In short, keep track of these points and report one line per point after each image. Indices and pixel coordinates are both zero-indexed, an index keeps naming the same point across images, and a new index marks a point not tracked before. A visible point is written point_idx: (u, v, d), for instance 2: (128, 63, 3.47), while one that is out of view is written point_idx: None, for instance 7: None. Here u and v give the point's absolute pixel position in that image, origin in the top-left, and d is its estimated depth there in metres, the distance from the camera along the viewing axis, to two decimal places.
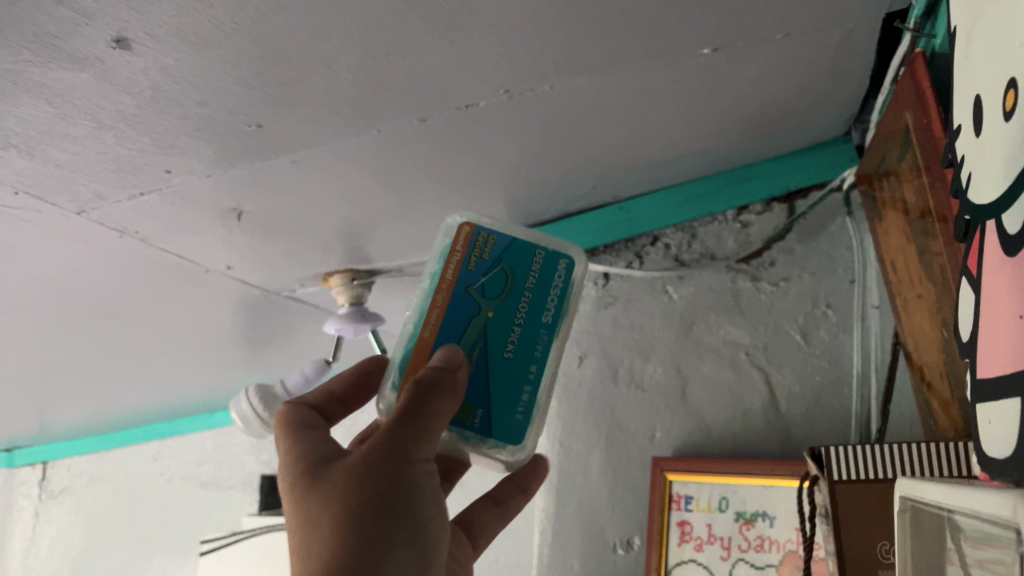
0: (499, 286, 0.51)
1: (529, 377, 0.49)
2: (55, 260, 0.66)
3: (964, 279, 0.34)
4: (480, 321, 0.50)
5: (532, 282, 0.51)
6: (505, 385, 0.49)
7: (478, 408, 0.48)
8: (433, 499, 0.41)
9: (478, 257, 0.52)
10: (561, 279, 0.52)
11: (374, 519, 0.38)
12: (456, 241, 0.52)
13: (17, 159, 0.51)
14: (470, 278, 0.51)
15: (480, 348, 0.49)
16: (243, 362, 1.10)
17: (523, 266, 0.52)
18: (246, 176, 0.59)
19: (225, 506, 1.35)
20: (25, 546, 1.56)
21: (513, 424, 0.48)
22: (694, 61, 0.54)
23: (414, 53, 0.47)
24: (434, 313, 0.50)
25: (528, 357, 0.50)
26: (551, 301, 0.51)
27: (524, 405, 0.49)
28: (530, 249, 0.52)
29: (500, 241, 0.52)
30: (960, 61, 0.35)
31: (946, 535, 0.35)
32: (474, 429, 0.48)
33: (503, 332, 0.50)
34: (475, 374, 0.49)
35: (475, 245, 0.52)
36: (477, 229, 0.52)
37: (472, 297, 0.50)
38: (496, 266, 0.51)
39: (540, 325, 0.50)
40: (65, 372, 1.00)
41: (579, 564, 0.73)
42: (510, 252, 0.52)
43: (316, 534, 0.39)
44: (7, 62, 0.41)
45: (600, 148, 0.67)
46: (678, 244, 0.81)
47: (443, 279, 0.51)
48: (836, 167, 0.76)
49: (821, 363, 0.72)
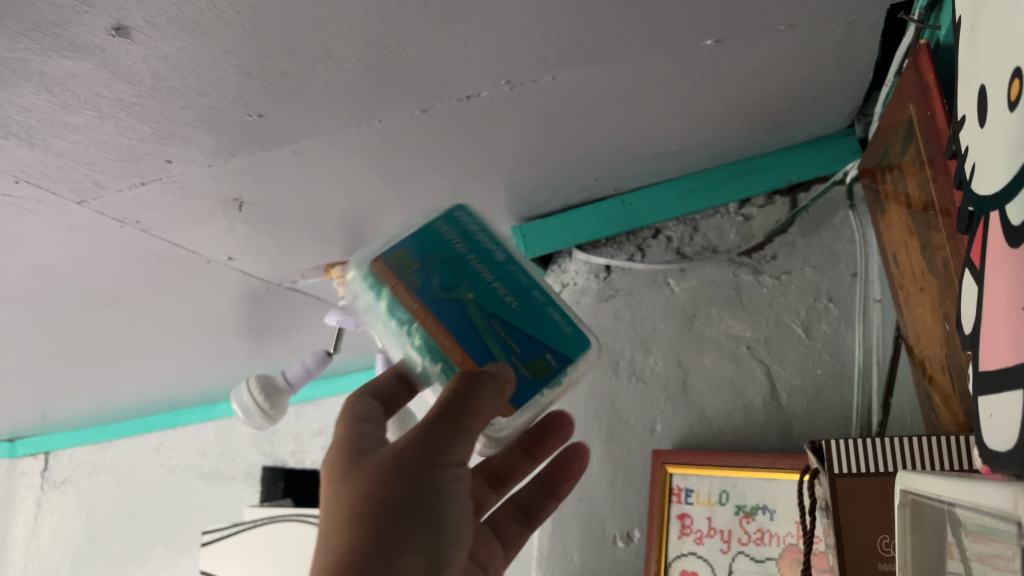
0: (452, 273, 0.48)
1: (540, 300, 0.48)
2: (55, 249, 0.66)
3: (968, 271, 0.34)
4: (472, 305, 0.47)
5: (464, 247, 0.49)
6: (540, 322, 0.47)
7: (545, 354, 0.46)
8: (455, 508, 0.41)
9: (413, 273, 0.48)
10: (474, 226, 0.51)
11: (394, 515, 0.39)
12: (382, 279, 0.49)
13: (17, 148, 0.50)
14: (428, 289, 0.47)
15: (495, 320, 0.47)
16: (245, 353, 1.10)
17: (446, 245, 0.49)
18: (247, 166, 0.59)
19: (226, 497, 1.35)
20: (26, 536, 1.56)
21: (573, 336, 0.47)
22: (697, 53, 0.54)
23: (415, 43, 0.47)
24: (437, 333, 0.46)
25: (525, 292, 0.48)
26: (491, 247, 0.50)
27: (562, 319, 0.48)
28: (433, 230, 0.50)
29: (410, 248, 0.49)
30: (965, 50, 0.34)
31: (947, 529, 0.34)
32: (558, 369, 0.46)
33: (492, 294, 0.47)
34: (517, 337, 0.46)
35: (399, 268, 0.49)
36: (386, 258, 0.49)
37: (445, 298, 0.47)
38: (431, 265, 0.48)
39: (502, 262, 0.49)
40: (67, 362, 1.01)
41: (579, 556, 0.73)
42: (427, 245, 0.49)
43: (335, 523, 0.39)
44: (6, 50, 0.41)
45: (601, 140, 0.66)
46: (680, 237, 0.81)
47: (411, 310, 0.47)
48: (839, 160, 0.76)
49: (823, 356, 0.72)
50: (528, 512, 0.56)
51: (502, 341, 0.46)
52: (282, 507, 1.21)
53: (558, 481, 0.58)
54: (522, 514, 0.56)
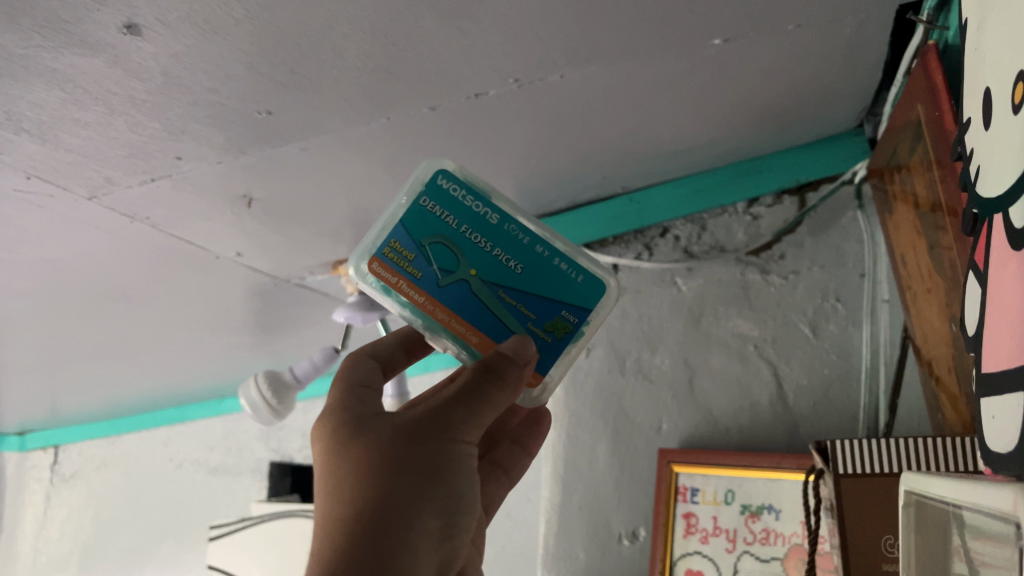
0: (448, 252, 0.45)
1: (544, 253, 0.45)
2: (65, 244, 0.66)
3: (972, 273, 0.34)
4: (477, 284, 0.45)
5: (454, 219, 0.46)
6: (550, 278, 0.45)
7: (561, 310, 0.45)
8: (471, 480, 0.40)
9: (411, 264, 0.45)
10: (455, 189, 0.46)
11: (412, 482, 0.37)
12: (384, 279, 0.45)
13: (29, 144, 0.51)
14: (430, 280, 0.45)
15: (504, 292, 0.45)
16: (254, 348, 1.11)
17: (436, 222, 0.46)
18: (256, 163, 0.59)
19: (234, 492, 1.35)
20: (36, 529, 1.58)
21: (587, 283, 0.46)
22: (705, 52, 0.54)
23: (424, 41, 0.47)
24: (452, 322, 0.45)
25: (527, 251, 0.45)
26: (479, 208, 0.46)
27: (572, 266, 0.46)
28: (418, 208, 0.46)
29: (401, 235, 0.46)
30: (970, 52, 0.34)
31: (952, 531, 0.34)
32: (577, 324, 0.45)
33: (494, 264, 0.45)
34: (528, 302, 0.45)
35: (397, 263, 0.45)
36: (380, 255, 0.45)
37: (450, 284, 0.45)
38: (426, 249, 0.45)
39: (498, 225, 0.45)
40: (74, 356, 1.01)
41: (584, 554, 0.74)
42: (414, 229, 0.46)
43: (346, 485, 0.38)
44: (18, 47, 0.41)
45: (610, 139, 0.67)
46: (687, 236, 0.81)
47: (421, 304, 0.45)
48: (848, 160, 0.75)
49: (830, 356, 0.72)
50: (507, 470, 0.55)
51: (516, 312, 0.45)
52: (291, 501, 1.21)
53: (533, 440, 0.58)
54: (502, 474, 0.55)
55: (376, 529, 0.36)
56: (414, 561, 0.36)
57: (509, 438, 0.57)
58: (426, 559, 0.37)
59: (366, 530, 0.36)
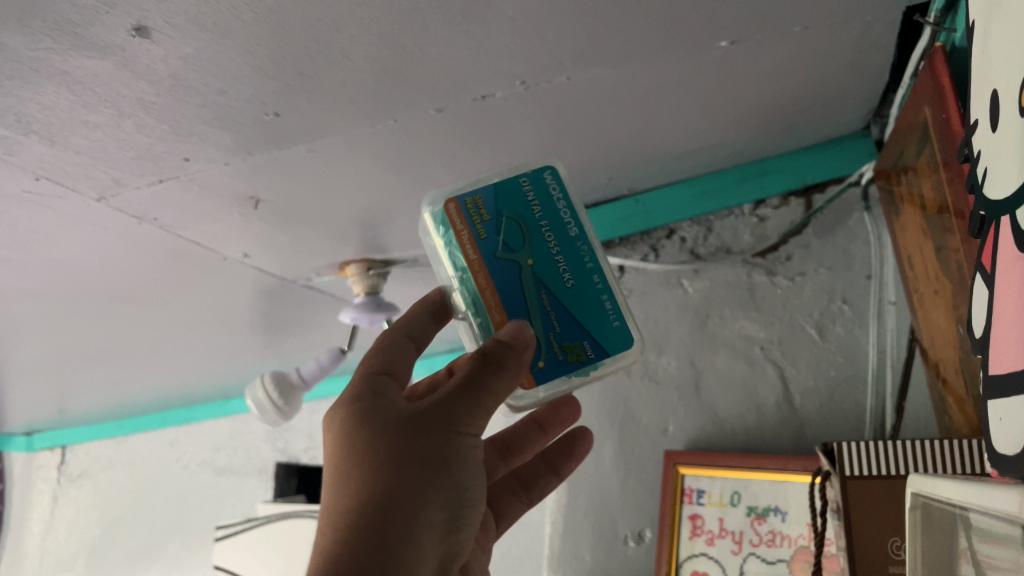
0: (519, 233, 0.46)
1: (599, 284, 0.45)
2: (73, 244, 0.67)
3: (979, 275, 0.34)
4: (527, 274, 0.45)
5: (540, 209, 0.46)
6: (588, 308, 0.45)
7: (583, 340, 0.45)
8: (475, 472, 0.40)
9: (482, 223, 0.46)
10: (555, 188, 0.46)
11: (417, 475, 0.37)
12: (453, 221, 0.46)
13: (38, 146, 0.51)
14: (490, 244, 0.45)
15: (545, 296, 0.45)
16: (260, 349, 1.11)
17: (522, 203, 0.46)
18: (263, 164, 0.60)
19: (240, 492, 1.35)
20: (43, 528, 1.59)
21: (619, 332, 0.45)
22: (712, 54, 0.54)
23: (431, 43, 0.47)
24: (486, 292, 0.45)
25: (584, 272, 0.45)
26: (565, 214, 0.46)
27: (614, 311, 0.45)
28: (515, 184, 0.47)
29: (487, 196, 0.47)
30: (978, 53, 0.34)
31: (959, 533, 0.34)
32: (591, 361, 0.44)
33: (553, 267, 0.45)
34: (559, 317, 0.44)
35: (471, 214, 0.46)
36: (460, 200, 0.47)
37: (505, 259, 0.45)
38: (502, 218, 0.46)
39: (573, 238, 0.46)
40: (82, 357, 1.02)
41: (590, 556, 0.74)
42: (502, 197, 0.46)
43: (352, 477, 0.38)
44: (28, 49, 0.41)
45: (616, 141, 0.67)
46: (694, 237, 0.81)
47: (470, 263, 0.45)
48: (855, 162, 0.75)
49: (837, 358, 0.72)
50: (527, 483, 0.55)
51: (544, 316, 0.44)
52: (297, 502, 1.21)
53: (566, 460, 0.57)
54: (519, 486, 0.55)
55: (381, 522, 0.36)
56: (419, 553, 0.37)
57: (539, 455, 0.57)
58: (431, 552, 0.38)
59: (371, 523, 0.36)
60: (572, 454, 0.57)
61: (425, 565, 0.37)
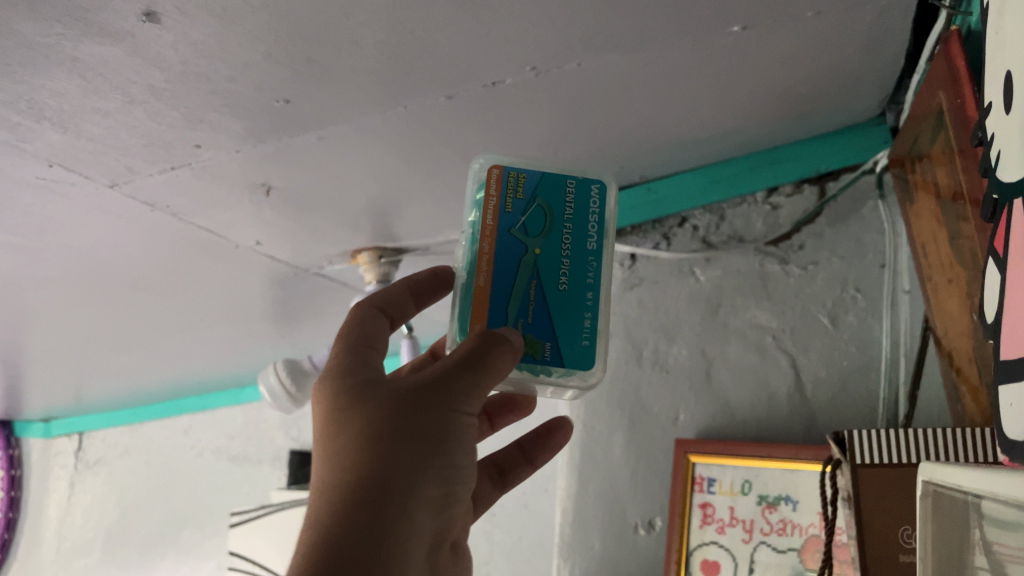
0: (541, 222, 0.46)
1: (589, 302, 0.45)
2: (87, 232, 0.67)
3: (991, 260, 0.34)
4: (529, 261, 0.45)
5: (571, 211, 0.46)
6: (567, 317, 0.44)
7: (546, 341, 0.44)
8: (469, 449, 0.41)
9: (513, 198, 0.46)
10: (596, 205, 0.47)
11: (413, 451, 0.38)
12: (488, 186, 0.47)
13: (51, 132, 0.52)
14: (511, 219, 0.46)
15: (535, 286, 0.44)
16: (275, 337, 1.12)
17: (559, 198, 0.46)
18: (274, 152, 0.60)
19: (254, 480, 1.36)
20: (61, 514, 1.61)
21: (583, 352, 0.44)
22: (724, 39, 0.54)
23: (440, 29, 0.47)
24: (484, 257, 0.45)
25: (581, 285, 0.45)
26: (592, 228, 0.46)
27: (589, 330, 0.44)
28: (561, 181, 0.47)
29: (531, 177, 0.47)
30: (992, 34, 0.34)
31: (970, 520, 0.34)
32: (545, 363, 0.44)
33: (555, 265, 0.45)
34: (535, 309, 0.44)
35: (508, 186, 0.47)
36: (505, 169, 0.47)
37: (516, 238, 0.45)
38: (533, 203, 0.46)
39: (587, 252, 0.46)
40: (97, 345, 1.03)
41: (600, 544, 0.74)
42: (544, 186, 0.47)
43: (345, 451, 0.38)
44: (39, 36, 0.42)
45: (628, 127, 0.66)
46: (706, 226, 0.81)
47: (484, 227, 0.46)
48: (869, 149, 0.75)
49: (849, 348, 0.72)
50: (503, 471, 0.55)
51: (522, 303, 0.44)
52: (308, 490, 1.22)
53: (540, 451, 0.57)
54: (497, 474, 0.55)
55: (376, 498, 0.37)
56: (413, 527, 0.37)
57: (514, 445, 0.57)
58: (423, 526, 0.38)
59: (365, 498, 0.37)
60: (545, 441, 0.57)
61: (418, 539, 0.38)
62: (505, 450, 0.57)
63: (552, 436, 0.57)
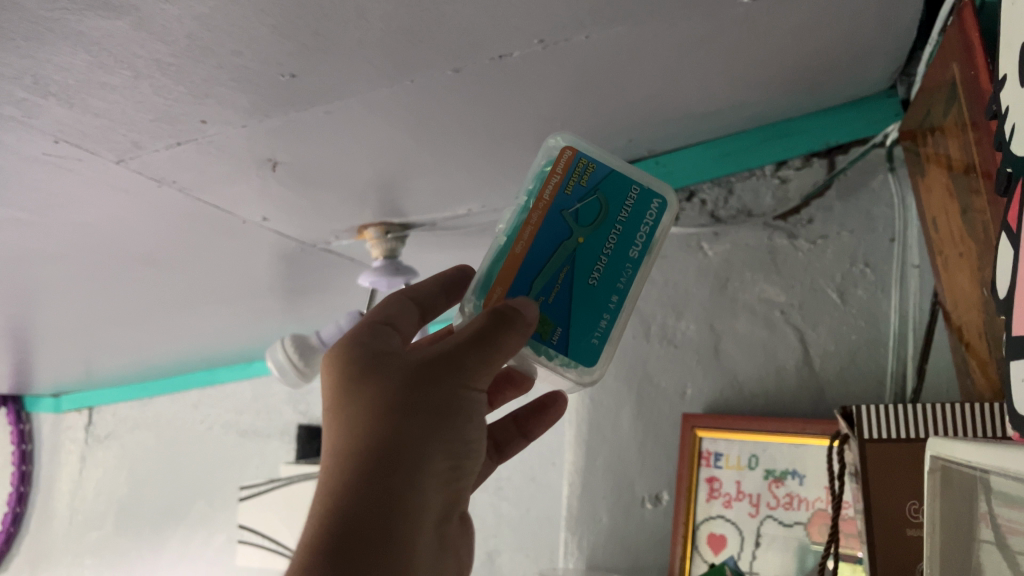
0: (594, 215, 0.46)
1: (610, 305, 0.46)
2: (94, 207, 0.67)
3: (1005, 234, 0.33)
4: (569, 246, 0.46)
5: (625, 215, 0.46)
6: (585, 311, 0.45)
7: (558, 325, 0.45)
8: (479, 424, 0.41)
9: (576, 182, 0.47)
10: (650, 219, 0.47)
11: (422, 424, 0.38)
12: (557, 163, 0.47)
13: (57, 107, 0.51)
14: (566, 202, 0.46)
15: (565, 273, 0.45)
16: (281, 312, 1.12)
17: (618, 198, 0.47)
18: (281, 126, 0.59)
19: (263, 454, 1.37)
20: (72, 487, 1.64)
21: (590, 348, 0.45)
22: (734, 11, 0.53)
23: (447, 1, 0.46)
24: (529, 229, 0.46)
25: (610, 287, 0.46)
26: (639, 238, 0.46)
27: (602, 331, 0.45)
28: (628, 183, 0.47)
29: (600, 170, 0.47)
30: (1010, 3, 0.33)
31: (979, 496, 0.34)
32: (551, 347, 0.45)
33: (591, 260, 0.46)
34: (557, 293, 0.45)
35: (575, 169, 0.47)
36: (579, 154, 0.47)
37: (564, 221, 0.46)
38: (593, 195, 0.47)
39: (626, 258, 0.46)
40: (105, 320, 1.03)
41: (608, 517, 0.75)
42: (610, 182, 0.47)
43: (356, 422, 0.38)
44: (43, 10, 0.41)
45: (635, 101, 0.66)
46: (714, 200, 0.80)
47: (539, 199, 0.46)
48: (879, 122, 0.73)
49: (858, 322, 0.71)
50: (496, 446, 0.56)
51: (547, 282, 0.45)
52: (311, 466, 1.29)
53: (534, 424, 0.57)
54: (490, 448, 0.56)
55: (385, 468, 0.37)
56: (423, 500, 0.38)
57: (509, 418, 0.57)
58: (432, 498, 0.38)
59: (374, 468, 0.37)
60: (540, 415, 0.57)
61: (428, 512, 0.38)
62: (498, 421, 0.57)
63: (546, 411, 0.57)
